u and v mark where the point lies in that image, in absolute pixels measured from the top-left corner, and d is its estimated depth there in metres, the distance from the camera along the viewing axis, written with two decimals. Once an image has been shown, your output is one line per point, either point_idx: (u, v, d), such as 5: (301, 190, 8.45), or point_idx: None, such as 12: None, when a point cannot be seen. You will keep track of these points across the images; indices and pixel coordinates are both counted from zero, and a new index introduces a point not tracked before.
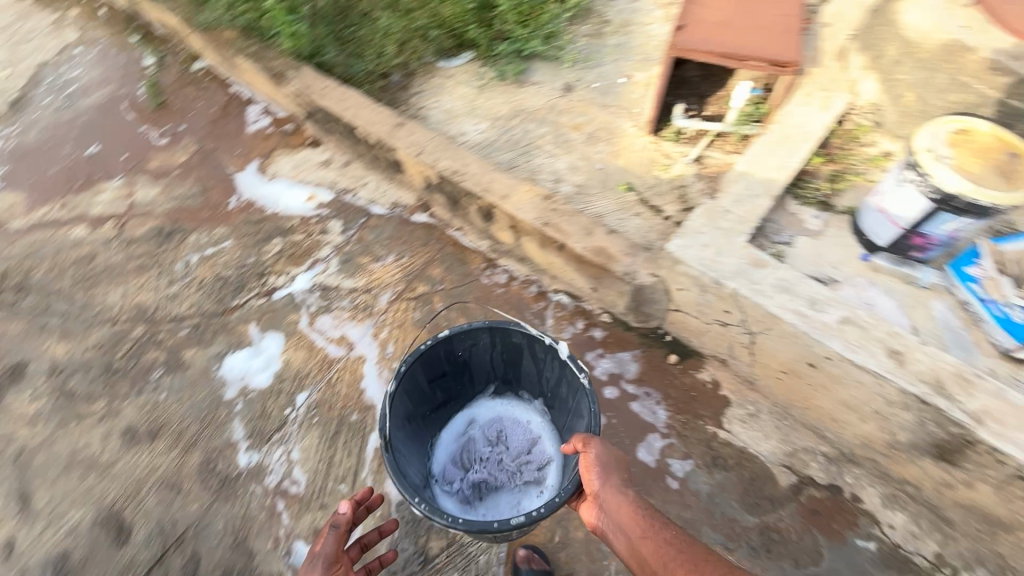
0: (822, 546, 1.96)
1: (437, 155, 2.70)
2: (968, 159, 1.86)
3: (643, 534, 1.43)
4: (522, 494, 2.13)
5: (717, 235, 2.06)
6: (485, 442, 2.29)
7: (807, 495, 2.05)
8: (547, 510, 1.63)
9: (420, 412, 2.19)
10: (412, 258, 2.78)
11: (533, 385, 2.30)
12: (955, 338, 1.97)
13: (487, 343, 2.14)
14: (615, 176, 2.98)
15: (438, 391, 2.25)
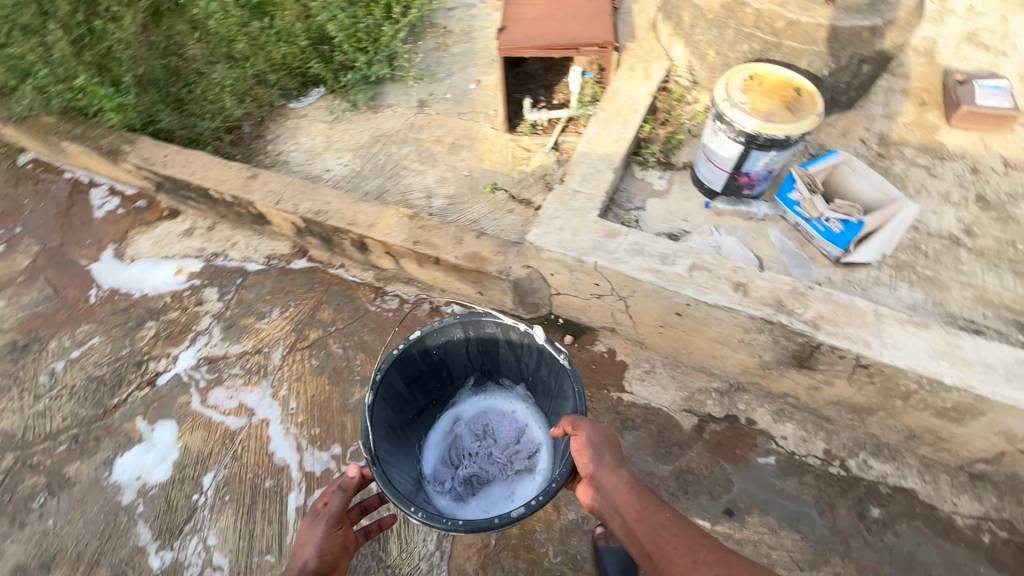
0: (730, 473, 2.12)
1: (297, 199, 2.65)
2: (761, 101, 2.07)
3: (639, 515, 1.44)
4: (517, 486, 2.10)
5: (571, 216, 2.17)
6: (473, 436, 2.27)
7: (710, 431, 2.21)
8: (545, 497, 1.65)
9: (402, 418, 2.14)
10: (298, 306, 2.71)
11: (511, 373, 2.28)
12: (794, 259, 2.21)
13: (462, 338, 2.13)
14: (483, 179, 3.06)
15: (417, 394, 2.21)
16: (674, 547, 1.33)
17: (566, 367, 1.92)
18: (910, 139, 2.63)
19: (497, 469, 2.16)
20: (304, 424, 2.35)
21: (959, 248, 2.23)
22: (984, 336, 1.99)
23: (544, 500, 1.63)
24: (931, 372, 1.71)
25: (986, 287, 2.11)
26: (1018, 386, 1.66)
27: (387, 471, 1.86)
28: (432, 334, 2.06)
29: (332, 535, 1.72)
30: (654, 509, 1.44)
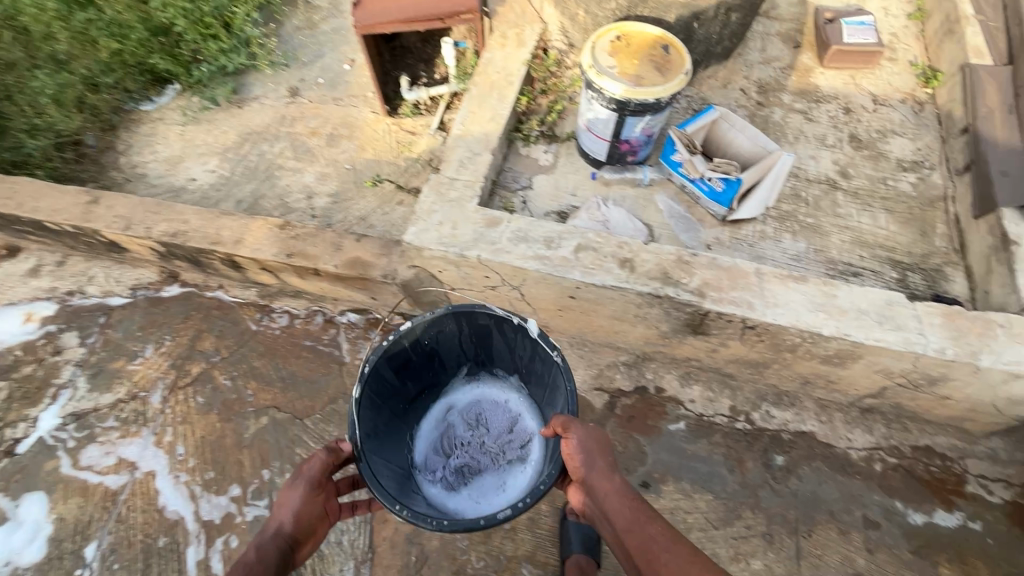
0: (644, 445, 2.12)
1: (149, 222, 2.34)
2: (629, 64, 1.97)
3: (631, 528, 1.33)
4: (507, 477, 1.86)
5: (449, 208, 2.02)
6: (466, 426, 2.01)
7: (621, 406, 2.19)
8: (532, 499, 1.47)
9: (391, 412, 1.88)
10: (175, 339, 2.44)
11: (505, 360, 1.99)
12: (682, 223, 2.18)
13: (455, 328, 1.84)
14: (367, 171, 2.83)
15: (408, 382, 1.93)
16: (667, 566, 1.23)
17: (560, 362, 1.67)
18: (786, 84, 2.63)
19: (488, 458, 1.92)
20: (195, 469, 2.15)
21: (835, 191, 2.27)
22: (861, 277, 2.05)
23: (532, 501, 1.46)
24: (811, 325, 1.73)
25: (861, 228, 2.16)
26: (889, 328, 1.70)
27: (377, 470, 1.62)
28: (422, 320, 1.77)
29: (311, 504, 1.49)
30: (645, 521, 1.33)
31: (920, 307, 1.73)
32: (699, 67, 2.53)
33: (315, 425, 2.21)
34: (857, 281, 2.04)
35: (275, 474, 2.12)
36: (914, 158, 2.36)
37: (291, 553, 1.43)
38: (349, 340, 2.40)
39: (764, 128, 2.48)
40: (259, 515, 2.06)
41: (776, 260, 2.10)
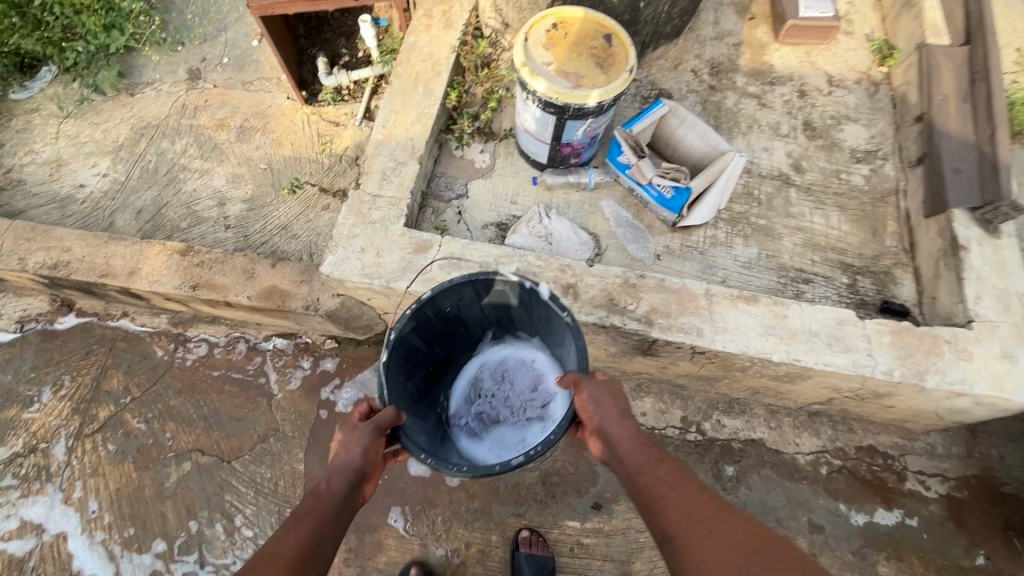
0: (595, 464, 2.06)
1: (22, 251, 2.01)
2: (567, 60, 1.74)
3: (645, 471, 1.21)
4: (530, 437, 1.64)
5: (372, 231, 1.79)
6: (494, 381, 1.79)
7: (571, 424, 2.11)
8: (546, 446, 1.29)
9: (417, 372, 1.67)
10: (76, 379, 2.17)
11: (527, 319, 1.72)
12: (630, 232, 2.02)
13: (474, 290, 1.59)
14: (286, 172, 2.52)
15: (434, 342, 1.72)
16: (679, 510, 1.12)
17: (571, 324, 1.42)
18: (740, 63, 2.43)
19: (511, 412, 1.71)
20: (112, 526, 1.96)
21: (789, 187, 2.15)
22: (813, 283, 1.97)
23: (543, 448, 1.29)
24: (761, 351, 1.64)
25: (813, 229, 2.07)
26: (840, 350, 1.64)
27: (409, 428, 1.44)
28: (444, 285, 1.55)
29: (380, 439, 1.31)
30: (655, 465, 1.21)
31: (870, 326, 1.67)
32: (648, 48, 2.30)
33: (244, 468, 2.04)
34: (809, 287, 1.96)
35: (203, 525, 1.96)
36: (867, 147, 2.25)
37: (359, 488, 1.26)
38: (276, 370, 2.19)
39: (716, 116, 2.31)
40: (188, 571, 1.91)
41: (728, 269, 1.99)
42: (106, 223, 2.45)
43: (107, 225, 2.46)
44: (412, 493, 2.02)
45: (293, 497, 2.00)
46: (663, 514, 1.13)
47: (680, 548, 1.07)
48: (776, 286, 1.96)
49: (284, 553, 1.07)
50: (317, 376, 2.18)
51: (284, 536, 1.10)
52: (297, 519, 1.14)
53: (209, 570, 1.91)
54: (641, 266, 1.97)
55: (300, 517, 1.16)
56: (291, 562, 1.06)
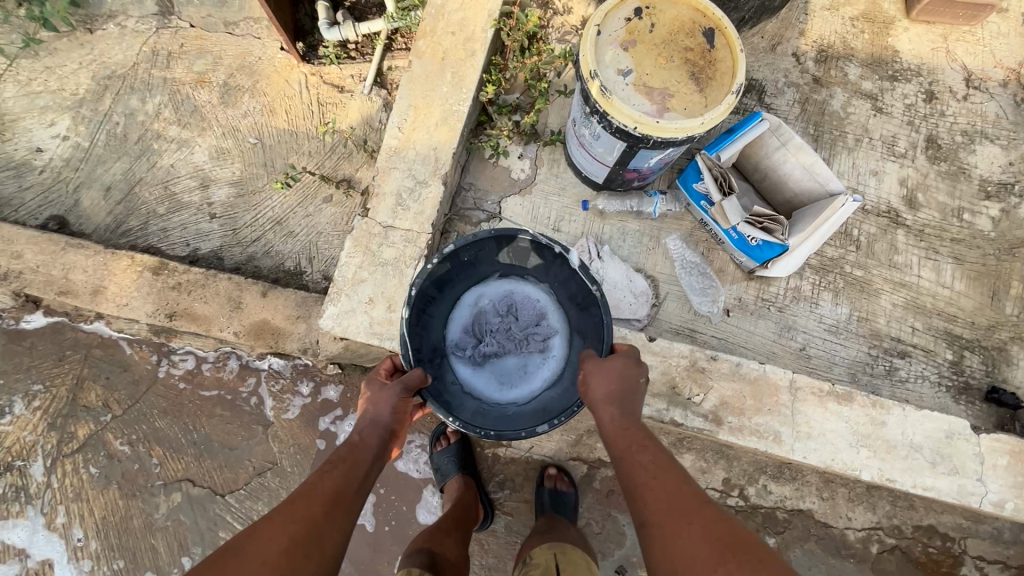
0: (623, 525, 1.86)
1: None
2: (651, 68, 1.28)
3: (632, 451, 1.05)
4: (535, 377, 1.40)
5: (383, 276, 1.45)
6: (498, 315, 1.41)
7: (600, 479, 1.88)
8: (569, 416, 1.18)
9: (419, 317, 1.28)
10: (49, 390, 1.94)
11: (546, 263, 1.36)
12: (698, 280, 1.65)
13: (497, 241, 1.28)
14: (279, 150, 2.09)
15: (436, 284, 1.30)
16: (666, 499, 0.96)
17: (602, 299, 1.19)
18: (857, 47, 1.89)
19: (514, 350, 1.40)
20: (100, 557, 1.82)
21: (896, 228, 1.74)
22: (910, 358, 1.64)
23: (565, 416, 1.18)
24: (849, 467, 1.36)
25: (919, 286, 1.69)
26: (943, 472, 1.35)
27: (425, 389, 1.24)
28: (468, 239, 1.24)
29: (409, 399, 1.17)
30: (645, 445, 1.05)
31: (986, 442, 1.37)
32: (744, 25, 1.77)
33: (239, 503, 1.86)
34: (905, 363, 1.63)
35: (196, 563, 1.82)
36: (1001, 177, 1.80)
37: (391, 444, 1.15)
38: (272, 395, 1.93)
39: (818, 121, 1.83)
40: None
41: (811, 332, 1.64)
42: (72, 201, 2.09)
43: (74, 204, 2.09)
44: None
45: None
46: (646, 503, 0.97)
47: (655, 538, 0.93)
48: (865, 358, 1.63)
49: (321, 492, 0.99)
50: (318, 405, 1.92)
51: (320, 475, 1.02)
52: (329, 462, 1.06)
53: None
54: (705, 325, 1.63)
55: (335, 460, 1.06)
56: (327, 501, 0.97)
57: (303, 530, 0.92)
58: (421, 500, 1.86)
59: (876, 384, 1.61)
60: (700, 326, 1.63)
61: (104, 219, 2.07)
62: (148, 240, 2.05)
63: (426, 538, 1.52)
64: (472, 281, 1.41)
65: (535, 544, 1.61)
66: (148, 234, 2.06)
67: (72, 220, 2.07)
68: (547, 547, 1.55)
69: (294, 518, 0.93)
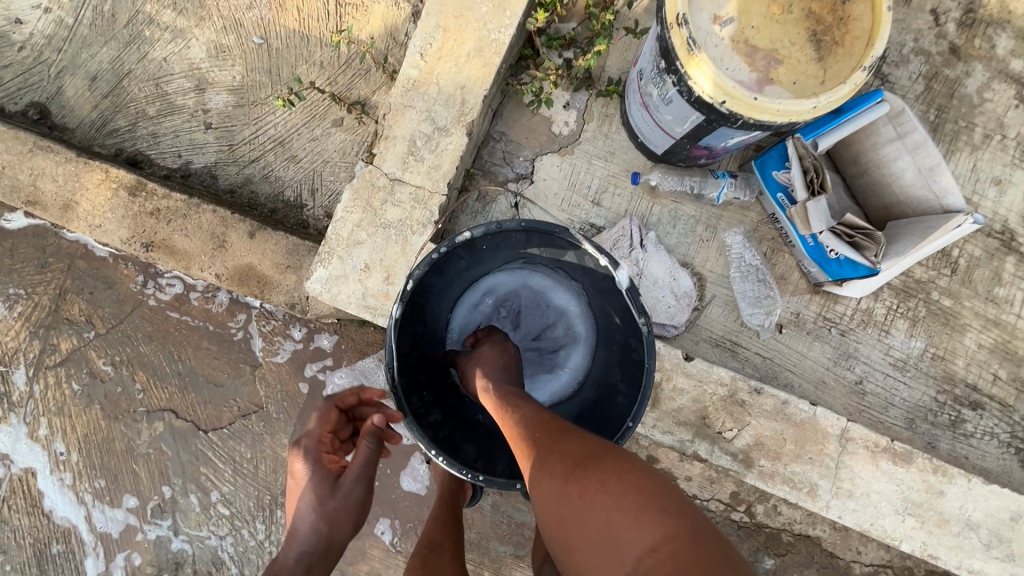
0: None
1: None
2: (760, 19, 0.95)
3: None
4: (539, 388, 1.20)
5: (384, 241, 1.24)
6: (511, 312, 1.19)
7: None
8: None
9: (413, 313, 1.08)
10: (32, 297, 1.81)
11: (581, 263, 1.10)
12: (753, 287, 1.39)
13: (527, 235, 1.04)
14: (286, 56, 1.78)
15: (438, 273, 1.08)
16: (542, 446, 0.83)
17: (647, 335, 0.96)
18: (1018, 11, 1.47)
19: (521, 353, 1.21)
20: (82, 473, 1.80)
21: (1006, 254, 1.43)
22: (982, 411, 1.41)
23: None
24: (888, 535, 1.18)
25: (1015, 328, 1.42)
26: (997, 557, 1.18)
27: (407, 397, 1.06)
28: (488, 228, 1.00)
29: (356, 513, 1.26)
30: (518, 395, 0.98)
31: None
32: None
33: (222, 442, 1.79)
34: (974, 416, 1.40)
35: (176, 493, 1.79)
36: None
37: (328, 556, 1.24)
38: (262, 336, 1.78)
39: (942, 105, 1.46)
40: (162, 536, 1.79)
41: (872, 364, 1.40)
42: (54, 88, 1.84)
43: (57, 91, 1.84)
44: (405, 508, 1.76)
45: (274, 485, 1.77)
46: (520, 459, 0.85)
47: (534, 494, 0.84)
48: (928, 404, 1.40)
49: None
50: (309, 353, 1.77)
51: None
52: None
53: (183, 539, 1.79)
54: (751, 340, 1.39)
55: None
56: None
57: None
58: (407, 467, 1.76)
59: (935, 434, 1.40)
60: (744, 341, 1.39)
61: (88, 114, 1.83)
62: (136, 145, 1.82)
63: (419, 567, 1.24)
64: (490, 267, 1.18)
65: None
66: (136, 137, 1.83)
67: (54, 111, 1.84)
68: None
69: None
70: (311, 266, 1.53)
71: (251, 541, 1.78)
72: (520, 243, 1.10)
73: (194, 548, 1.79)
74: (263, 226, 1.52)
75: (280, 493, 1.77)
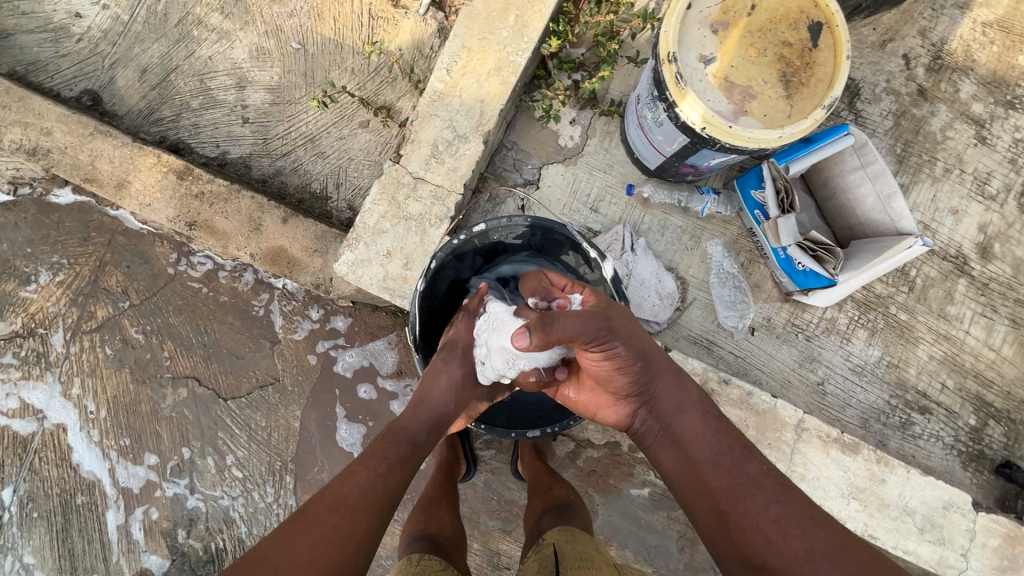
0: (597, 504, 1.82)
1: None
2: (738, 59, 1.12)
3: (612, 407, 1.20)
4: None
5: (404, 231, 1.41)
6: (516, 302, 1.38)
7: (585, 458, 1.83)
8: (561, 428, 1.31)
9: (435, 287, 1.30)
10: (72, 267, 1.95)
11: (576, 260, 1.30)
12: (730, 292, 1.56)
13: (532, 231, 1.26)
14: (321, 61, 1.95)
15: (458, 259, 1.30)
16: (788, 536, 0.94)
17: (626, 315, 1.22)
18: (980, 61, 1.65)
19: None
20: (110, 432, 1.95)
21: (959, 277, 1.60)
22: (930, 415, 1.57)
23: (560, 428, 1.31)
24: (834, 515, 1.35)
25: (963, 342, 1.59)
26: (930, 539, 1.34)
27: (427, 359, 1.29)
28: (501, 221, 1.24)
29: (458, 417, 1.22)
30: (689, 418, 1.11)
31: (982, 521, 1.34)
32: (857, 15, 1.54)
33: (239, 410, 1.94)
34: (923, 419, 1.57)
35: (195, 455, 1.94)
36: None
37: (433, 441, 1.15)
38: (283, 314, 1.94)
39: (908, 140, 1.63)
40: (179, 493, 1.94)
41: (833, 367, 1.57)
42: (107, 77, 1.98)
43: (109, 81, 1.98)
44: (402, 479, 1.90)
45: (285, 452, 1.92)
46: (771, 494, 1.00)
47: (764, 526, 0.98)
48: (882, 407, 1.57)
49: (368, 498, 0.99)
50: (325, 333, 1.93)
51: (372, 480, 1.01)
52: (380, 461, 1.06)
53: (198, 497, 1.93)
54: (726, 340, 1.56)
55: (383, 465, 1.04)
56: (378, 500, 1.00)
57: (350, 533, 0.93)
58: None
59: (886, 433, 1.56)
60: (720, 340, 1.56)
61: (137, 103, 1.98)
62: (179, 134, 1.97)
63: (420, 516, 1.45)
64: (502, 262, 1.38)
65: (547, 526, 1.36)
66: (179, 127, 1.98)
67: (106, 99, 1.97)
68: (560, 532, 1.30)
69: (340, 518, 0.95)
70: (335, 251, 1.74)
71: (260, 502, 1.92)
72: (525, 239, 1.30)
73: (207, 506, 1.93)
74: (295, 213, 1.73)
75: (291, 460, 1.92)
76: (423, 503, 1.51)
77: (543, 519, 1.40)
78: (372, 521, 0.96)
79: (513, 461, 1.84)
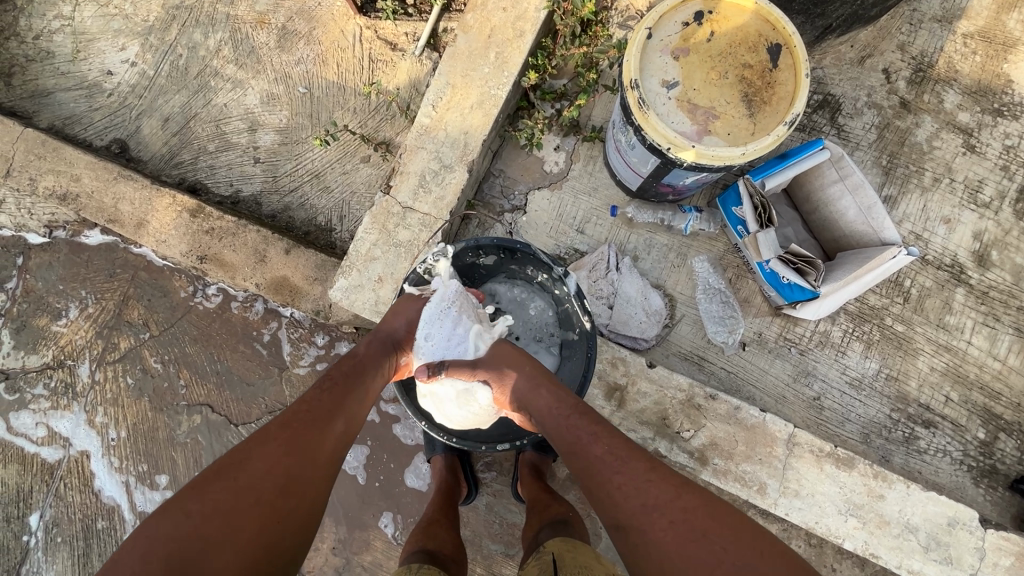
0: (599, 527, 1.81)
1: (35, 171, 1.94)
2: (700, 83, 1.17)
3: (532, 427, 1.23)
4: None
5: (394, 258, 1.49)
6: None
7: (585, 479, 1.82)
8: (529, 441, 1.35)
9: None
10: (99, 302, 2.09)
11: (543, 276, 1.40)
12: (718, 307, 1.57)
13: (501, 251, 1.36)
14: (326, 103, 2.08)
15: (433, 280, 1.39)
16: (630, 499, 0.90)
17: (589, 332, 1.28)
18: (964, 71, 1.65)
19: None
20: (129, 458, 2.04)
21: (956, 286, 1.57)
22: (935, 429, 1.53)
23: (529, 442, 1.36)
24: (832, 533, 1.34)
25: (965, 353, 1.55)
26: (935, 558, 1.32)
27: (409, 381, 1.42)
28: (469, 244, 1.32)
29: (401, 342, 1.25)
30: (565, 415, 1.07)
31: (991, 540, 1.31)
32: (830, 34, 1.58)
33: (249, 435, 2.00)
34: (928, 433, 1.53)
35: None
36: None
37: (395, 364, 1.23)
38: (290, 341, 2.02)
39: (894, 151, 1.64)
40: None
41: (829, 382, 1.55)
42: (134, 126, 2.15)
43: (135, 130, 2.15)
44: (406, 503, 1.88)
45: None
46: (610, 463, 0.96)
47: (619, 500, 0.91)
48: (883, 421, 1.53)
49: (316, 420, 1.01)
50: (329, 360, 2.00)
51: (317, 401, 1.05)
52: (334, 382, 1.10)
53: None
54: (716, 355, 1.56)
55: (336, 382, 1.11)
56: (327, 473, 0.99)
57: (280, 535, 0.88)
58: (411, 465, 1.89)
59: (889, 449, 1.53)
60: (710, 357, 1.56)
61: (160, 149, 2.14)
62: (197, 175, 2.11)
63: (419, 535, 1.44)
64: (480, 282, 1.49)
65: (546, 538, 1.34)
66: (197, 169, 2.13)
67: (132, 146, 2.14)
68: (559, 540, 1.27)
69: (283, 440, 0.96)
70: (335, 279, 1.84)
71: None
72: (496, 257, 1.39)
73: None
74: (297, 244, 1.84)
75: None
76: (424, 520, 1.52)
77: (541, 532, 1.37)
78: (306, 513, 0.93)
79: (512, 482, 1.83)
